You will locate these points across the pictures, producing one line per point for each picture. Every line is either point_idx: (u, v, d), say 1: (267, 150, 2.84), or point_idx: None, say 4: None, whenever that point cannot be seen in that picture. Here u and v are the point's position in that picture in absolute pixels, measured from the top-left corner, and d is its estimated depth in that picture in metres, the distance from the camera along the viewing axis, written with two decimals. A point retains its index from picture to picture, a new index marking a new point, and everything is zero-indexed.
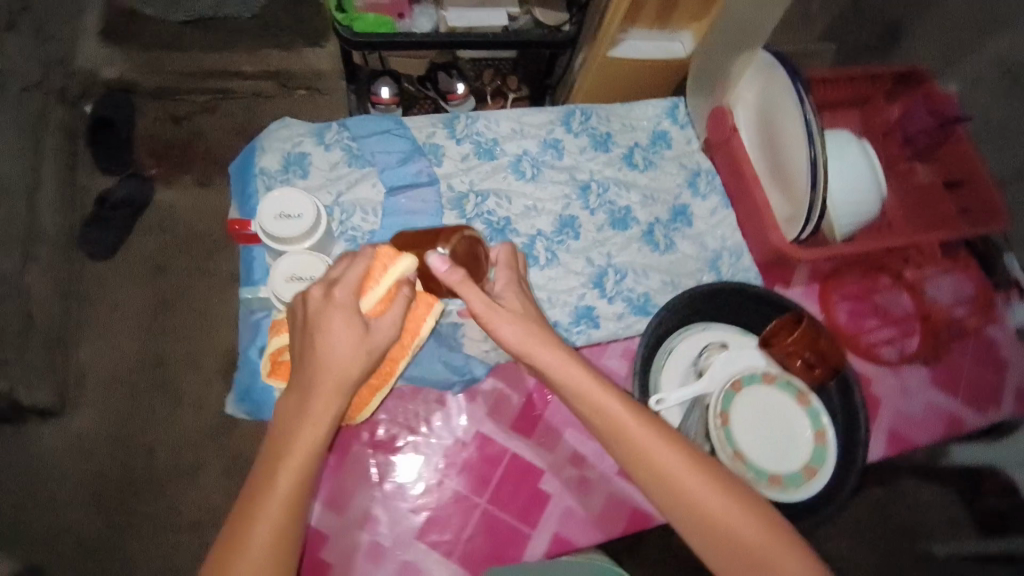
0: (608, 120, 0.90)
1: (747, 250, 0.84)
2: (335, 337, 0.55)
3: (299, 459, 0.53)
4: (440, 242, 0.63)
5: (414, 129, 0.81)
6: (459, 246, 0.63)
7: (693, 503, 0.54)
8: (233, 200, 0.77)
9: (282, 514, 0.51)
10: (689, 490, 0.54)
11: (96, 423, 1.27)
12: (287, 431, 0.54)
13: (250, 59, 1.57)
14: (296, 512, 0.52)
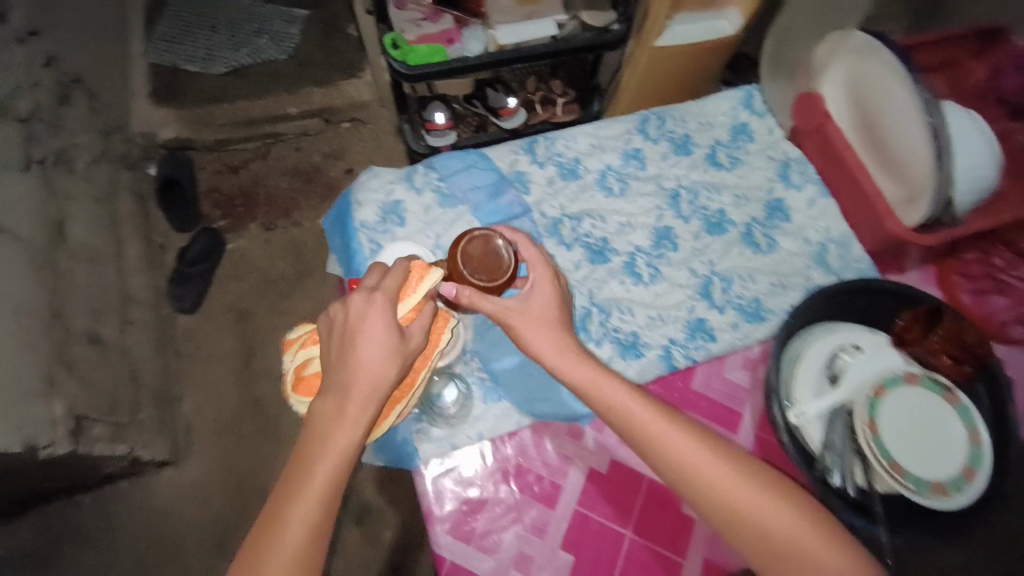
0: (684, 120, 0.86)
1: (854, 239, 0.81)
2: (373, 353, 0.56)
3: (331, 458, 0.54)
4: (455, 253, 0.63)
5: (496, 159, 0.80)
6: (473, 249, 0.63)
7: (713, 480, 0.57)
8: (337, 254, 0.79)
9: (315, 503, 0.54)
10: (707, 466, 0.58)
11: (208, 470, 1.33)
12: (322, 434, 0.55)
13: (294, 99, 1.59)
14: (328, 508, 0.54)
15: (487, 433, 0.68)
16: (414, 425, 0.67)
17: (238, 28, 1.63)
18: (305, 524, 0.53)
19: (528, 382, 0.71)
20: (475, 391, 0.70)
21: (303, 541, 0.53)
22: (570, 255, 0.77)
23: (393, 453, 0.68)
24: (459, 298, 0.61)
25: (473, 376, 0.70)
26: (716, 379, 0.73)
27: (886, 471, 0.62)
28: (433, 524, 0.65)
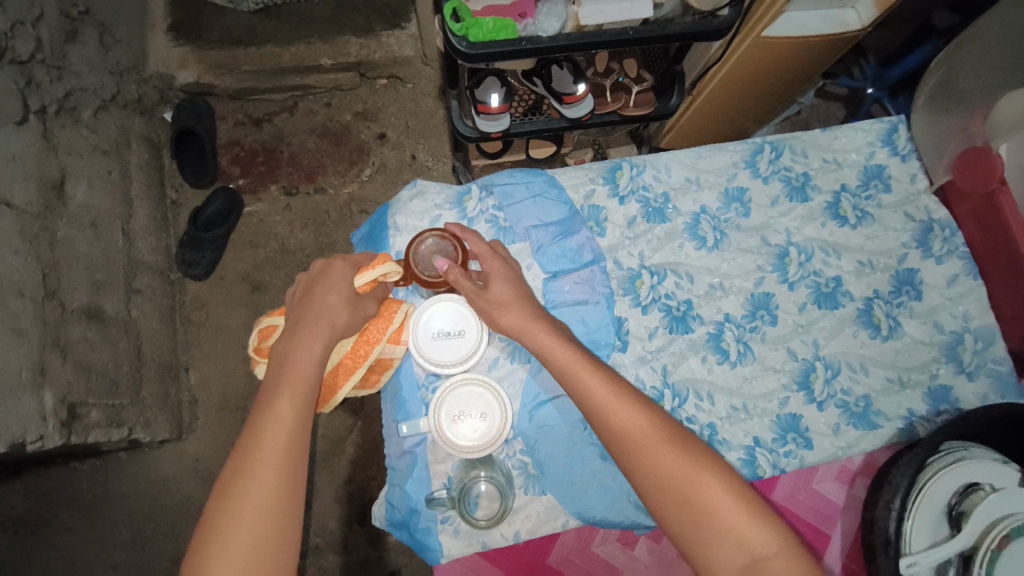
0: (805, 156, 0.70)
1: (999, 333, 0.65)
2: (324, 307, 0.56)
3: (288, 423, 0.51)
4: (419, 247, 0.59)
5: (570, 188, 0.67)
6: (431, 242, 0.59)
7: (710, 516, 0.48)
8: None
9: (272, 469, 0.49)
10: (702, 504, 0.49)
11: (210, 448, 1.28)
12: (282, 401, 0.52)
13: (330, 49, 1.40)
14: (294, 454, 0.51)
15: (525, 532, 0.58)
16: (442, 513, 0.58)
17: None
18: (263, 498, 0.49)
19: (580, 473, 0.60)
20: (517, 479, 0.59)
21: (258, 521, 0.48)
22: (646, 319, 0.64)
23: (413, 539, 0.58)
24: (448, 274, 0.56)
25: (514, 460, 0.60)
26: (804, 492, 0.61)
27: None
28: None
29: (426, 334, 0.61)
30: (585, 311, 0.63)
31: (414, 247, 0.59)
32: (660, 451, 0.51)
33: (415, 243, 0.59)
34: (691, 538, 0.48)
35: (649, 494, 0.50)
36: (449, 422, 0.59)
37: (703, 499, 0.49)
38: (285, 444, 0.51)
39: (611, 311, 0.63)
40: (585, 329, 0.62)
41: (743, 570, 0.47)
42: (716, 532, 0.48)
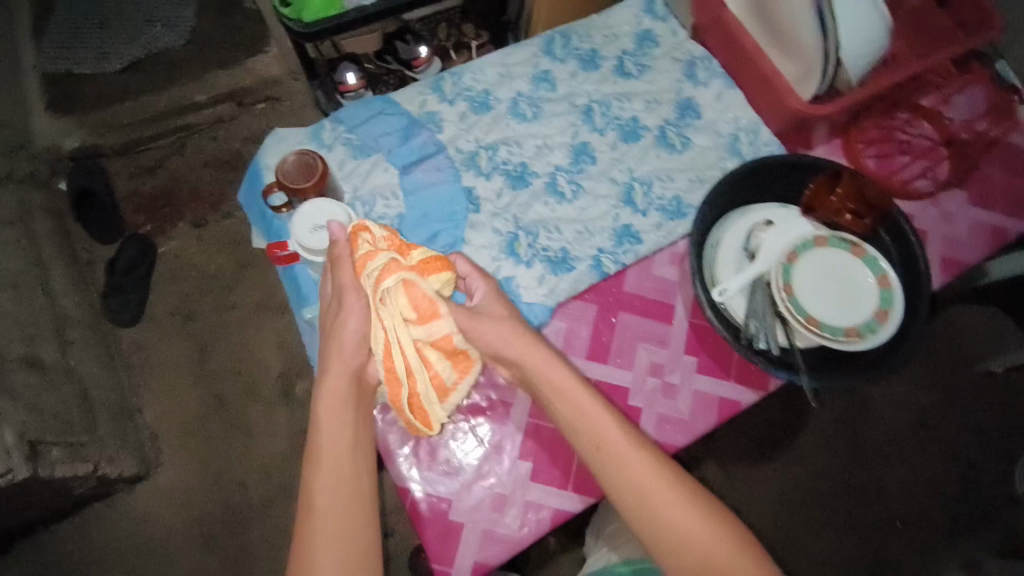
0: (589, 37, 0.87)
1: (761, 123, 0.83)
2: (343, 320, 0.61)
3: (336, 448, 0.59)
4: (284, 174, 0.67)
5: (405, 103, 0.80)
6: (290, 163, 0.67)
7: (662, 515, 0.59)
8: (256, 227, 0.75)
9: (334, 489, 0.57)
10: (666, 514, 0.59)
11: (180, 476, 1.31)
12: (328, 435, 0.59)
13: (201, 86, 1.52)
14: (350, 475, 0.58)
15: None
16: None
17: (125, 20, 1.54)
18: (337, 517, 0.57)
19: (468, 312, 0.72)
20: None
21: (335, 533, 0.56)
22: (491, 184, 0.77)
23: None
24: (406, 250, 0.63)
25: None
26: (647, 279, 0.76)
27: (803, 326, 0.66)
28: (392, 459, 0.66)
29: (305, 230, 0.64)
30: (438, 190, 0.75)
31: (279, 166, 0.67)
32: (627, 455, 0.60)
33: (278, 163, 0.67)
34: (649, 531, 0.59)
35: (615, 490, 0.60)
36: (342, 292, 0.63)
37: (655, 499, 0.59)
38: (346, 477, 0.58)
39: (460, 183, 0.76)
40: (443, 204, 0.75)
41: (667, 533, 0.58)
42: (665, 526, 0.59)
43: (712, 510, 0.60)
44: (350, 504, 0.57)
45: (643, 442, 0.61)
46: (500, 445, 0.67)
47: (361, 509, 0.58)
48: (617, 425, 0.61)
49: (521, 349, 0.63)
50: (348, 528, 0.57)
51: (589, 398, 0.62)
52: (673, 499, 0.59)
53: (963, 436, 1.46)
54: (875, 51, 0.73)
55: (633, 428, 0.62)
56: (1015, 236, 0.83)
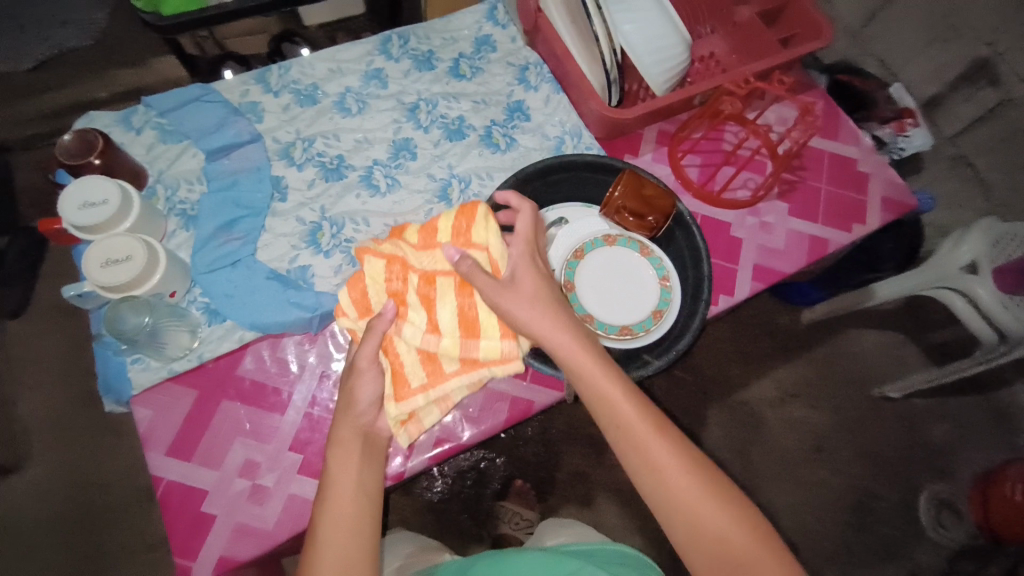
0: (427, 39, 0.88)
1: (585, 128, 0.84)
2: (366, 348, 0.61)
3: (347, 482, 0.56)
4: (63, 153, 0.68)
5: (225, 92, 0.80)
6: (71, 141, 0.68)
7: (689, 509, 0.54)
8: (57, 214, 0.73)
9: (338, 533, 0.54)
10: (701, 521, 0.53)
11: (46, 474, 1.24)
12: (336, 463, 0.57)
13: (102, 83, 1.48)
14: (359, 512, 0.56)
15: (208, 354, 0.67)
16: (130, 354, 0.66)
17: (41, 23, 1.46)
18: (337, 541, 0.54)
19: (255, 298, 0.70)
20: (199, 317, 0.69)
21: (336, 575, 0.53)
22: (302, 175, 0.77)
23: (112, 385, 0.66)
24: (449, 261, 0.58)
25: (198, 303, 0.69)
26: None
27: (580, 323, 0.66)
28: (151, 446, 0.63)
29: (72, 207, 0.63)
30: (244, 178, 0.75)
31: (57, 145, 0.68)
32: (658, 445, 0.56)
33: (55, 143, 0.68)
34: (677, 526, 0.54)
35: (642, 479, 0.56)
36: (102, 269, 0.61)
37: (684, 499, 0.54)
38: (357, 502, 0.56)
39: (268, 171, 0.76)
40: (244, 192, 0.74)
41: (705, 546, 0.53)
42: (697, 530, 0.53)
43: (746, 511, 0.55)
44: (356, 538, 0.55)
45: (671, 433, 0.57)
46: (269, 435, 0.65)
47: (365, 547, 0.55)
48: (645, 418, 0.56)
49: (572, 345, 0.58)
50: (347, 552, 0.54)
51: (623, 392, 0.57)
52: (703, 496, 0.54)
53: (865, 467, 1.35)
54: (675, 67, 0.75)
55: (663, 423, 0.58)
56: (834, 248, 0.83)
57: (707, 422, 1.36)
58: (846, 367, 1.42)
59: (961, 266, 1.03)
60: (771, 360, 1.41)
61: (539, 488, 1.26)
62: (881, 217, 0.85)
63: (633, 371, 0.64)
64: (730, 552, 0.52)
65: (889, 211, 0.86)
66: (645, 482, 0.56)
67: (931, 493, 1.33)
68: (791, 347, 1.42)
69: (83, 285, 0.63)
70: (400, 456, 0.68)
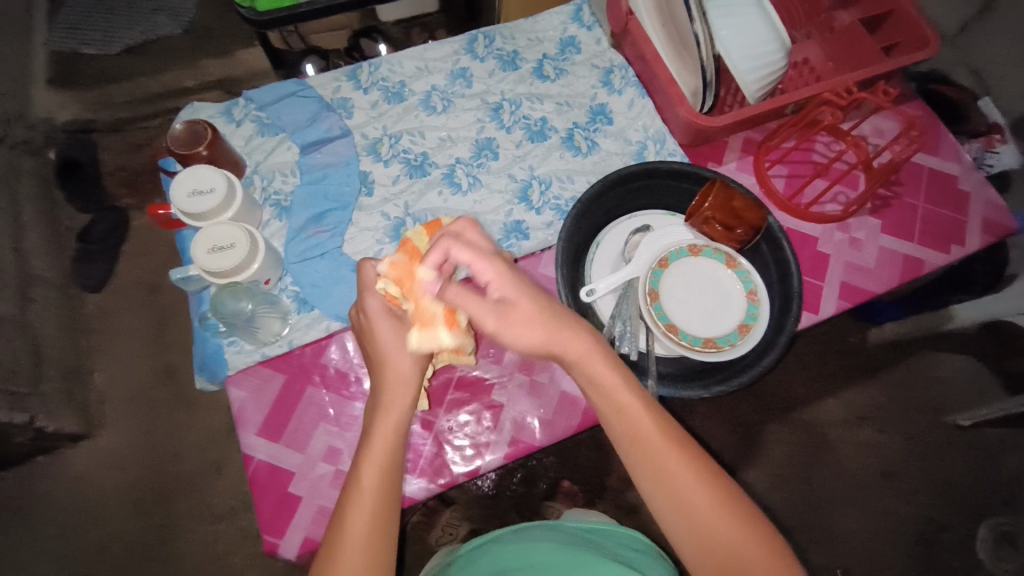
0: (512, 39, 0.88)
1: (669, 133, 0.83)
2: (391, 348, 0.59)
3: (379, 462, 0.56)
4: (172, 141, 0.71)
5: (318, 87, 0.82)
6: (182, 130, 0.71)
7: (693, 518, 0.52)
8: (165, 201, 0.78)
9: (363, 516, 0.53)
10: (708, 535, 0.52)
11: (119, 441, 1.31)
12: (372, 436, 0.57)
13: (192, 72, 1.52)
14: (386, 498, 0.55)
15: (297, 341, 0.70)
16: (226, 337, 0.69)
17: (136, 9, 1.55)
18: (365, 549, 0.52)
19: (342, 290, 0.72)
20: (289, 304, 0.72)
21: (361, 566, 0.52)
22: (388, 170, 0.79)
23: (208, 365, 0.69)
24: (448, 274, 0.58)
25: (287, 291, 0.72)
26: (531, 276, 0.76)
27: (664, 334, 0.65)
28: (243, 425, 0.66)
29: (183, 194, 0.67)
30: (334, 171, 0.77)
31: (171, 134, 0.72)
32: (666, 454, 0.54)
33: (167, 131, 0.72)
34: (683, 534, 0.53)
35: (647, 488, 0.55)
36: (209, 254, 0.65)
37: (693, 510, 0.52)
38: (383, 493, 0.55)
39: (357, 166, 0.78)
40: (333, 185, 0.77)
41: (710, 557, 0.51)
42: (705, 543, 0.52)
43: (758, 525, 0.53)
44: (382, 524, 0.54)
45: (683, 444, 0.55)
46: (350, 423, 0.68)
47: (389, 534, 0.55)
48: (659, 426, 0.55)
49: (586, 351, 0.56)
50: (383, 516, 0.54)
51: (637, 400, 0.56)
52: (710, 507, 0.53)
53: (933, 496, 1.28)
54: (773, 72, 0.72)
55: (678, 434, 0.56)
56: (929, 270, 0.79)
57: (766, 438, 1.32)
58: (924, 392, 1.34)
59: None
60: (838, 379, 1.35)
61: (590, 492, 1.27)
62: (981, 239, 0.81)
63: (709, 387, 0.62)
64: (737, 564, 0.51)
65: (991, 233, 0.81)
66: (648, 489, 0.55)
67: (993, 523, 1.25)
68: (862, 367, 1.35)
69: (190, 268, 0.67)
70: (475, 453, 0.69)
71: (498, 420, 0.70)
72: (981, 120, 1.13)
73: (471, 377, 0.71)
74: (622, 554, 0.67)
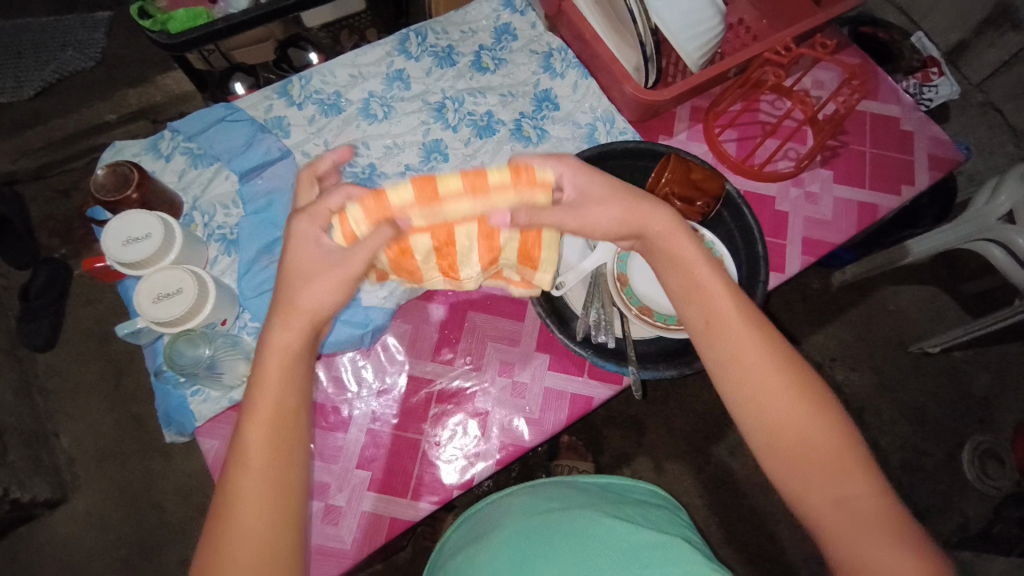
0: (445, 33, 0.85)
1: (616, 112, 0.82)
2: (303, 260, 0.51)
3: (267, 443, 0.49)
4: (96, 190, 0.67)
5: (249, 109, 0.79)
6: (108, 176, 0.67)
7: (767, 402, 0.51)
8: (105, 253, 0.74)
9: (253, 516, 0.47)
10: (788, 428, 0.50)
11: (100, 499, 1.25)
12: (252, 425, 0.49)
13: (111, 104, 1.35)
14: (274, 490, 0.48)
15: None
16: (189, 387, 0.65)
17: (42, 46, 1.36)
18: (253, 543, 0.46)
19: None
20: (251, 342, 0.68)
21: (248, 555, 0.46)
22: None
23: (174, 418, 0.65)
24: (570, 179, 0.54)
25: (248, 328, 0.69)
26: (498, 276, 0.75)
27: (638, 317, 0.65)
28: (221, 475, 0.63)
29: (115, 242, 0.62)
30: (279, 196, 0.74)
31: (94, 181, 0.67)
32: (741, 333, 0.53)
33: (91, 178, 0.67)
34: (749, 416, 0.52)
35: (721, 369, 0.53)
36: (154, 304, 0.61)
37: (772, 402, 0.51)
38: (276, 469, 0.48)
39: None
40: (279, 213, 0.73)
41: (786, 449, 0.50)
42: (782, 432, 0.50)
43: (834, 415, 0.51)
44: (270, 514, 0.47)
45: (768, 335, 0.53)
46: (335, 455, 0.66)
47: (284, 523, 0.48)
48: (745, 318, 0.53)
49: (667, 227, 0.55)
50: (266, 529, 0.47)
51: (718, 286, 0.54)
52: (787, 390, 0.51)
53: (910, 424, 1.33)
54: (712, 40, 0.72)
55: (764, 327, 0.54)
56: (884, 214, 0.80)
57: None
58: (888, 326, 1.39)
59: (1000, 217, 0.98)
60: (809, 325, 1.40)
61: None
62: (930, 177, 0.82)
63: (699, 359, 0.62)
64: (808, 449, 0.50)
65: (938, 170, 0.82)
66: (721, 370, 0.53)
67: (976, 443, 1.30)
68: (827, 312, 1.40)
69: (137, 321, 0.63)
70: (468, 464, 0.67)
71: (486, 427, 0.68)
72: (915, 56, 1.14)
73: (449, 389, 0.70)
74: (634, 503, 0.65)
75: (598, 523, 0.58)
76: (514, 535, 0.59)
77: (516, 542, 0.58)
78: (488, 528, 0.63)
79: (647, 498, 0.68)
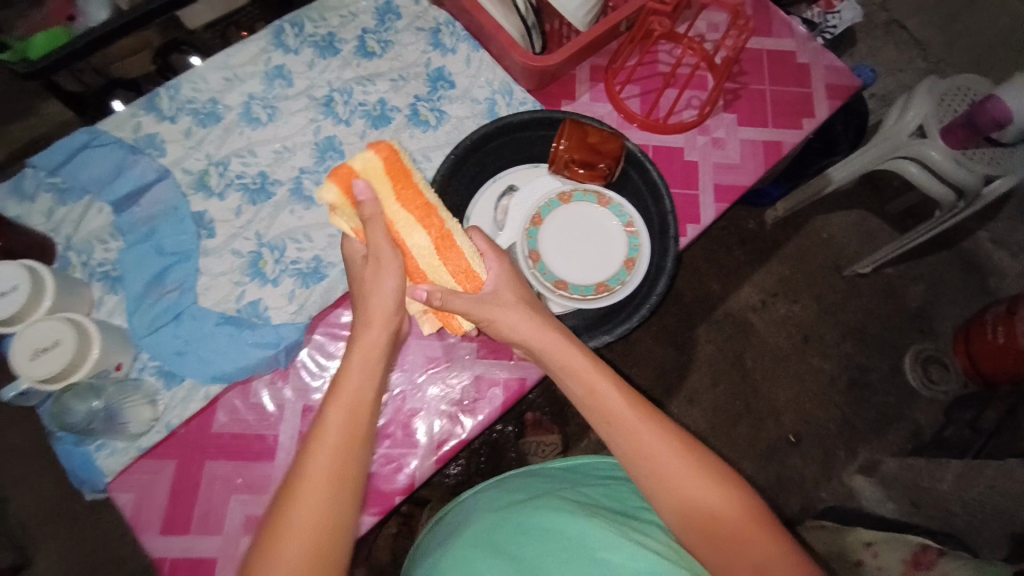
0: (323, 20, 0.80)
1: (513, 82, 0.79)
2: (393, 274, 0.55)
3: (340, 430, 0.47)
4: None
5: (115, 130, 0.72)
6: None
7: (672, 484, 0.50)
8: None
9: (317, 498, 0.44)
10: (704, 508, 0.49)
11: (54, 563, 1.18)
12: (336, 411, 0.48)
13: None
14: (339, 482, 0.45)
15: (175, 420, 0.62)
16: (93, 443, 0.61)
17: None
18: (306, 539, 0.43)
19: (209, 347, 0.65)
20: (155, 382, 0.63)
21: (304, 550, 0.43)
22: (225, 203, 0.71)
23: (82, 478, 0.61)
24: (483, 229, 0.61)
25: (149, 368, 0.64)
26: None
27: (554, 292, 0.64)
28: (142, 528, 0.60)
29: None
30: (162, 222, 0.69)
31: None
32: (637, 421, 0.52)
33: None
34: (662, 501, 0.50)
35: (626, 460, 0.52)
36: (35, 360, 0.55)
37: (679, 483, 0.50)
38: (344, 457, 0.46)
39: (186, 209, 0.69)
40: (162, 244, 0.68)
41: (703, 531, 0.48)
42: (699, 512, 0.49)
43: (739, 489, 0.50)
44: (330, 509, 0.44)
45: (659, 419, 0.53)
46: (264, 485, 0.62)
47: (340, 521, 0.45)
48: (636, 403, 0.53)
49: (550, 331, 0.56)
50: (323, 523, 0.44)
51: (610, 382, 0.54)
52: (691, 470, 0.50)
53: (854, 345, 1.38)
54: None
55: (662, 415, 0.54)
56: (789, 150, 0.80)
57: (699, 339, 1.37)
58: (825, 255, 1.43)
59: (911, 133, 1.00)
60: (750, 266, 1.42)
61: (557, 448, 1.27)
62: (829, 107, 0.82)
63: (621, 327, 0.61)
64: (724, 527, 0.48)
65: (837, 98, 0.83)
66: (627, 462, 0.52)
67: (917, 353, 1.37)
68: (765, 250, 1.43)
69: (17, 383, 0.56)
70: (407, 469, 0.65)
71: (420, 429, 0.66)
72: None
73: None
74: (591, 483, 0.64)
75: (553, 510, 0.57)
76: (479, 529, 0.58)
77: (480, 543, 0.56)
78: (456, 529, 0.61)
79: (609, 474, 0.67)
